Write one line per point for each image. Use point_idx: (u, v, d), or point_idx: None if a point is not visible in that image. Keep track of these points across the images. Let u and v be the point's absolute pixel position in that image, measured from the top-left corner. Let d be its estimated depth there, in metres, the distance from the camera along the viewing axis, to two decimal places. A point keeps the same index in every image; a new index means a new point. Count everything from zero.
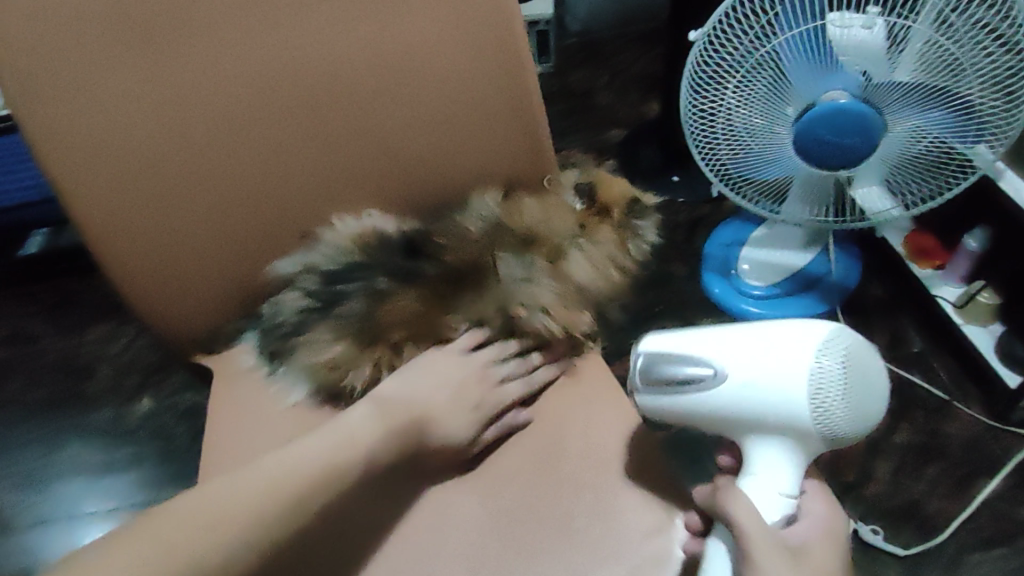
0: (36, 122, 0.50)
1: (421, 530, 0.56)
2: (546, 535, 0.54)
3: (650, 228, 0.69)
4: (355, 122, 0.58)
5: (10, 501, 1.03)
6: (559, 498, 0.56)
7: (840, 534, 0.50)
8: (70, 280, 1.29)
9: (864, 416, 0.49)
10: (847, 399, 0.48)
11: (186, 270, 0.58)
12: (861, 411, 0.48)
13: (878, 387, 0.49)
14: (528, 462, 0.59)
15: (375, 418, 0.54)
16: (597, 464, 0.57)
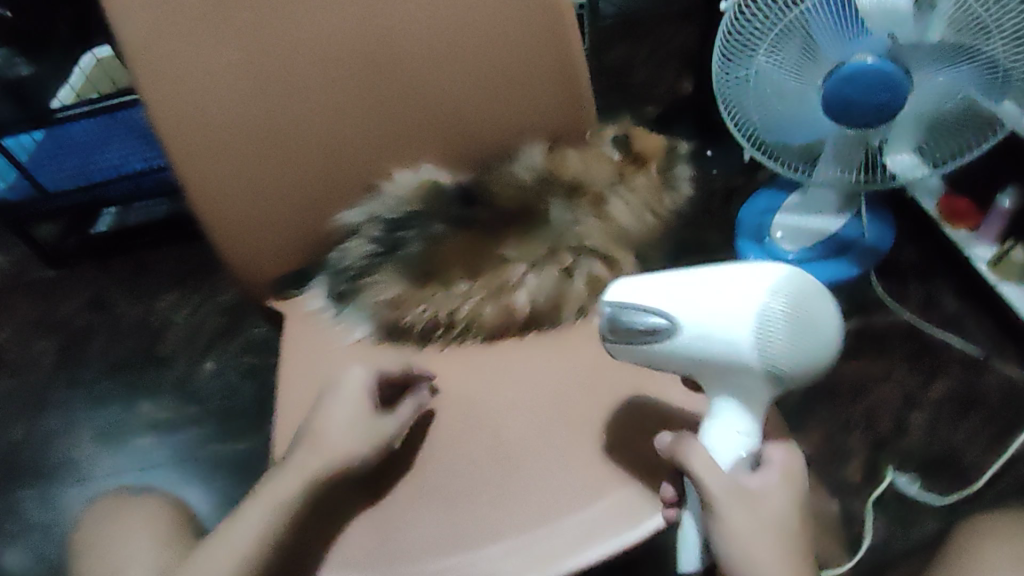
0: (140, 84, 0.56)
1: (474, 445, 0.61)
2: (597, 451, 0.58)
3: (681, 181, 0.76)
4: (414, 80, 0.63)
5: (91, 449, 1.12)
6: (607, 415, 0.60)
7: (798, 472, 0.53)
8: (145, 253, 1.41)
9: (810, 357, 0.50)
10: (792, 341, 0.49)
11: (263, 219, 0.65)
12: (807, 353, 0.50)
13: (827, 328, 0.50)
14: (576, 385, 0.62)
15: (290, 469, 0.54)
16: (642, 383, 0.62)
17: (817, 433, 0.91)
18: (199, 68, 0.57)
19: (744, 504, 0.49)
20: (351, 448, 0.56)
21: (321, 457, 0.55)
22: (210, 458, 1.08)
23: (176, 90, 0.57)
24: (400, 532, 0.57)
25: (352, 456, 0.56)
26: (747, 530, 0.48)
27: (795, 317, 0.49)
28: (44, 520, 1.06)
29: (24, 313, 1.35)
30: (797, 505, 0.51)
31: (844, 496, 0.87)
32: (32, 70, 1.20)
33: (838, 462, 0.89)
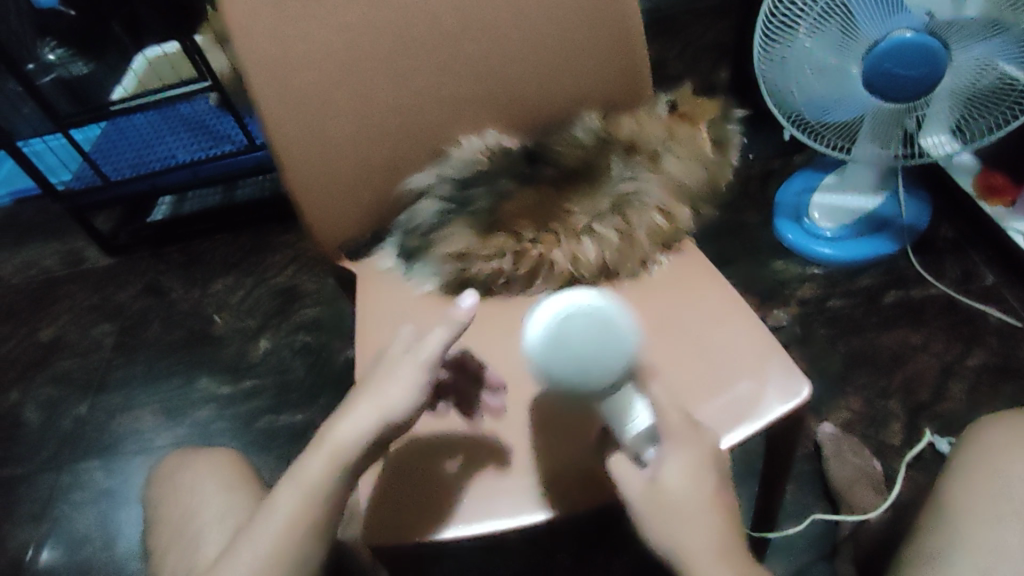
0: (238, 54, 0.61)
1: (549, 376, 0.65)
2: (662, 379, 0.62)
3: (735, 136, 0.76)
4: (481, 49, 0.67)
5: (152, 422, 1.17)
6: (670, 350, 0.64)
7: (703, 474, 0.48)
8: (196, 242, 1.47)
9: (586, 360, 0.47)
10: (587, 350, 0.47)
11: (341, 183, 0.70)
12: (580, 357, 0.47)
13: (603, 333, 0.48)
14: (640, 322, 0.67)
15: (320, 451, 0.51)
16: (702, 318, 0.66)
17: (857, 398, 0.98)
18: (287, 39, 0.61)
19: (651, 497, 0.48)
20: (399, 390, 0.51)
21: (365, 400, 0.51)
22: (265, 430, 1.12)
23: (267, 59, 0.61)
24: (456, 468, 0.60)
25: (397, 406, 0.51)
26: (666, 521, 0.47)
27: (594, 329, 0.48)
28: (110, 486, 1.11)
29: (82, 299, 1.40)
30: (699, 458, 0.49)
31: (885, 457, 0.92)
32: (89, 69, 1.29)
33: (879, 426, 0.95)
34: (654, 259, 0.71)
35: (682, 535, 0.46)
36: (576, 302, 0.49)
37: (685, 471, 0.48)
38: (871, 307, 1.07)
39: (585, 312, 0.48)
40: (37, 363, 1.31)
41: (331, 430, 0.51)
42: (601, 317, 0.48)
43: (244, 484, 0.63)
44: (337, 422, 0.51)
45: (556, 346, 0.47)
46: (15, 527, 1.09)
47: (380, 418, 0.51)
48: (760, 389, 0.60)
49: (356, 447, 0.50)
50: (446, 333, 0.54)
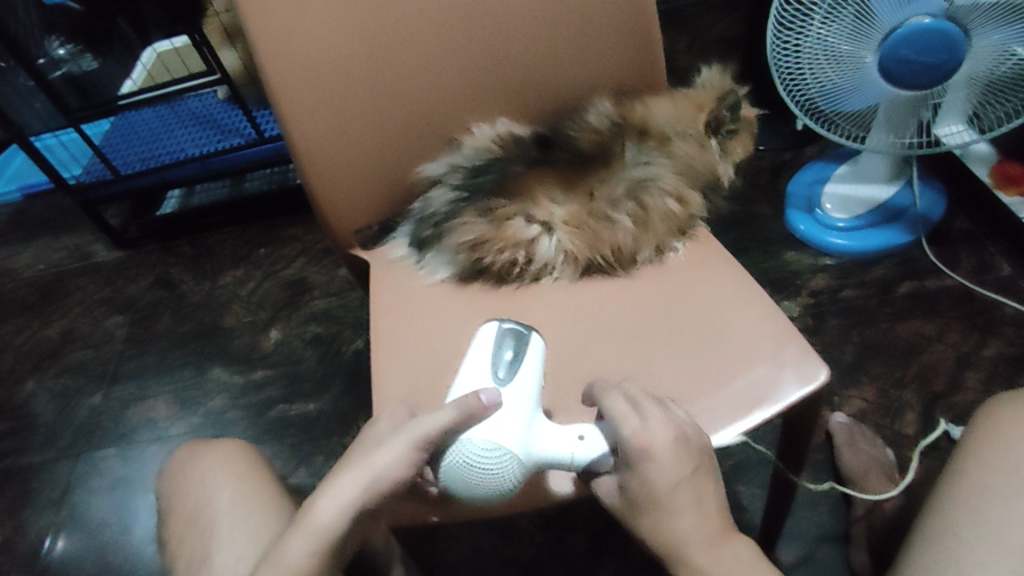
0: (252, 42, 0.61)
1: (564, 361, 0.64)
2: (677, 364, 0.62)
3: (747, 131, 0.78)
4: (494, 36, 0.66)
5: (166, 412, 1.18)
6: (680, 337, 0.63)
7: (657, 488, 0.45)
8: (206, 235, 1.47)
9: (483, 476, 0.48)
10: (485, 479, 0.48)
11: (356, 171, 0.70)
12: (477, 478, 0.48)
13: (478, 445, 0.48)
14: (651, 309, 0.66)
15: (299, 525, 0.45)
16: (715, 304, 0.65)
17: (871, 388, 0.98)
18: (301, 24, 0.60)
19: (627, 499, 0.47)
20: (389, 462, 0.46)
21: (350, 471, 0.46)
22: (278, 419, 1.13)
23: (282, 46, 0.61)
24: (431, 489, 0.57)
25: (386, 474, 0.46)
26: (648, 519, 0.46)
27: (478, 468, 0.48)
28: (126, 474, 1.11)
29: (94, 291, 1.41)
30: (661, 472, 0.45)
31: (899, 447, 0.92)
32: (98, 65, 1.29)
33: (894, 416, 0.95)
34: (670, 245, 0.70)
35: (663, 527, 0.45)
36: (446, 450, 0.48)
37: (653, 469, 0.45)
38: (885, 298, 1.06)
39: (459, 457, 0.48)
40: (50, 354, 1.31)
41: (310, 508, 0.45)
42: (477, 457, 0.48)
43: (255, 474, 0.63)
44: (317, 497, 0.46)
45: (461, 490, 0.48)
46: (35, 513, 1.10)
47: (362, 491, 0.45)
48: (777, 372, 0.60)
49: (339, 522, 0.45)
50: (453, 416, 0.48)
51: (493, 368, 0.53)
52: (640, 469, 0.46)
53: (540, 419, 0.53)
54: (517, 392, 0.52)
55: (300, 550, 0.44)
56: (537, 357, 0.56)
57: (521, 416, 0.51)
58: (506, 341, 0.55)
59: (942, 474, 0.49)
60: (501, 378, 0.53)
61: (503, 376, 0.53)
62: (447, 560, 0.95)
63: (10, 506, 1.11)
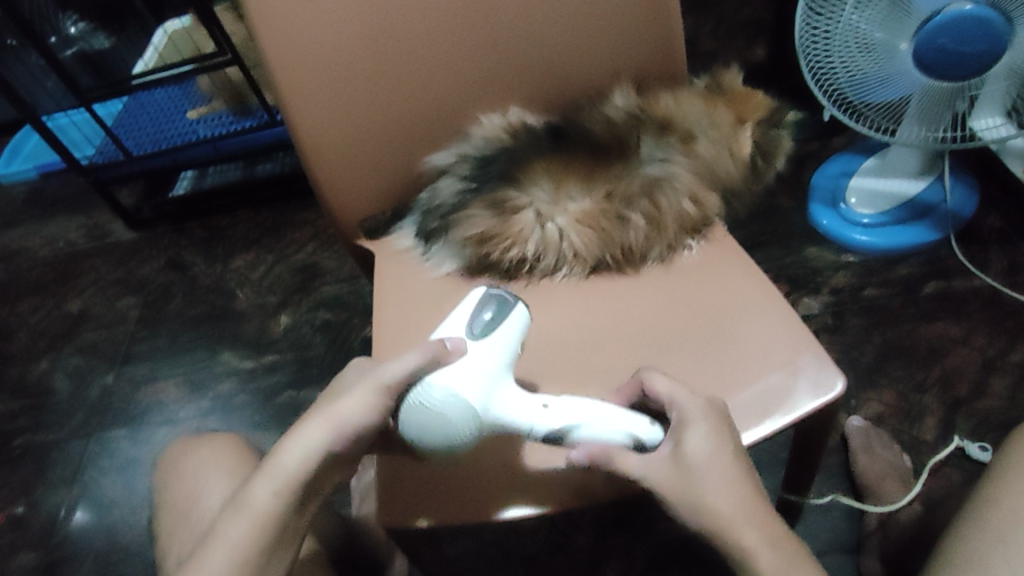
0: (254, 22, 0.58)
1: (569, 360, 0.62)
2: (686, 366, 0.59)
3: (783, 134, 0.73)
4: (507, 20, 0.63)
5: (176, 394, 1.18)
6: (693, 338, 0.61)
7: (725, 459, 0.45)
8: (220, 217, 1.47)
9: (435, 427, 0.48)
10: (437, 430, 0.48)
11: (361, 158, 0.68)
12: (429, 429, 0.48)
13: (437, 394, 0.48)
14: (665, 308, 0.63)
15: (269, 464, 0.46)
16: (733, 309, 0.62)
17: (890, 391, 0.95)
18: (305, 5, 0.58)
19: (680, 476, 0.45)
20: (355, 408, 0.47)
21: (316, 418, 0.47)
22: (286, 405, 1.12)
23: (284, 26, 0.58)
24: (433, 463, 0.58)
25: (353, 418, 0.47)
26: (704, 494, 0.44)
27: (434, 416, 0.48)
28: (135, 455, 1.12)
29: (108, 272, 1.41)
30: (719, 435, 0.46)
31: (917, 453, 0.89)
32: (111, 43, 1.30)
33: (913, 420, 0.92)
34: (683, 243, 0.67)
35: (720, 499, 0.43)
36: (404, 399, 0.48)
37: (697, 434, 0.46)
38: (909, 297, 1.03)
39: (418, 402, 0.48)
40: (64, 334, 1.32)
41: (278, 453, 0.46)
42: (435, 404, 0.48)
43: (244, 466, 0.63)
44: (285, 440, 0.47)
45: (414, 435, 0.48)
46: (47, 491, 1.10)
47: (331, 434, 0.46)
48: (790, 381, 0.57)
49: (308, 462, 0.46)
50: (418, 359, 0.48)
51: (469, 323, 0.52)
52: (693, 439, 0.46)
53: (511, 382, 0.52)
54: (488, 347, 0.51)
55: (268, 489, 0.45)
56: (517, 327, 0.53)
57: (489, 373, 0.50)
58: (488, 304, 0.53)
59: (969, 506, 0.46)
60: (474, 336, 0.51)
61: (477, 333, 0.51)
62: (449, 552, 0.94)
63: (24, 483, 1.12)
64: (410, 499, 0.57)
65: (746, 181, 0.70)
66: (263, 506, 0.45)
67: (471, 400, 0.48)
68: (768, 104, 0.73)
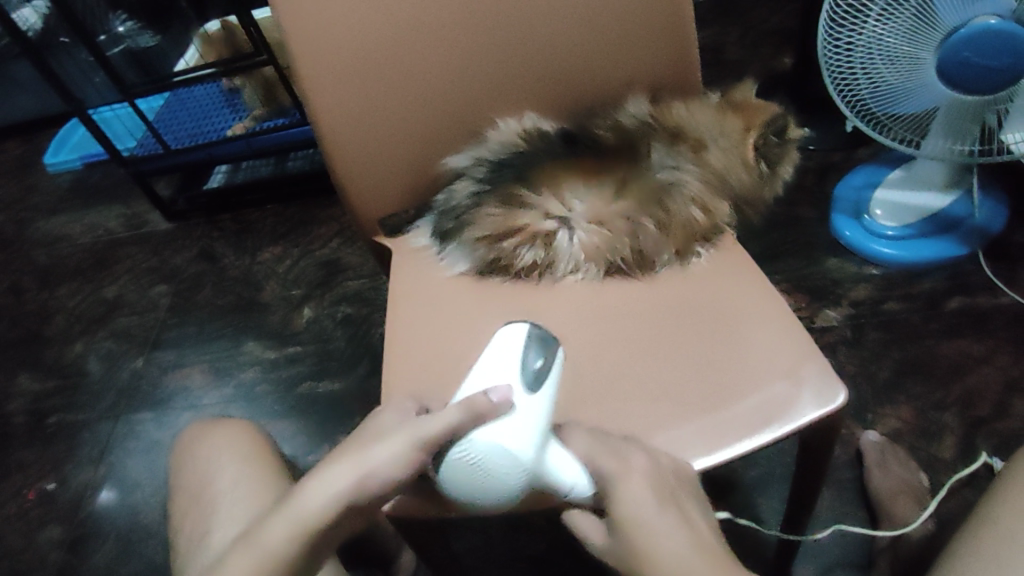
0: (284, 30, 0.62)
1: (575, 361, 0.63)
2: (688, 373, 0.60)
3: (791, 153, 0.72)
4: (525, 30, 0.65)
5: (200, 381, 1.22)
6: (695, 343, 0.62)
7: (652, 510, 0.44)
8: (250, 211, 1.51)
9: (482, 480, 0.47)
10: (481, 483, 0.47)
11: (379, 159, 0.70)
12: (474, 483, 0.47)
13: (481, 446, 0.47)
14: (667, 308, 0.65)
15: (285, 510, 0.47)
16: (735, 313, 0.63)
17: (907, 407, 0.93)
18: (330, 13, 0.61)
19: (614, 533, 0.45)
20: (384, 459, 0.47)
21: (345, 464, 0.47)
22: (305, 396, 1.15)
23: (309, 33, 0.62)
24: None
25: (380, 470, 0.47)
26: (643, 544, 0.43)
27: (484, 475, 0.47)
28: (158, 438, 1.16)
29: (143, 260, 1.47)
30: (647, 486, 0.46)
31: (934, 472, 0.88)
32: (156, 42, 1.36)
33: (930, 438, 0.90)
34: (693, 251, 0.68)
35: (651, 549, 0.42)
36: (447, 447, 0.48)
37: (632, 482, 0.46)
38: (931, 312, 1.01)
39: (464, 452, 0.47)
40: (98, 318, 1.38)
41: (298, 492, 0.47)
42: (479, 455, 0.47)
43: (257, 455, 0.66)
44: (306, 483, 0.47)
45: (455, 489, 0.48)
46: (77, 468, 1.15)
47: (355, 483, 0.47)
48: (792, 389, 0.57)
49: (327, 511, 0.46)
50: (458, 415, 0.47)
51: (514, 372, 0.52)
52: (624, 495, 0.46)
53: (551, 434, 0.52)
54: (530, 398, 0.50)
55: (282, 534, 0.46)
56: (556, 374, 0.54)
57: (534, 423, 0.49)
58: (535, 349, 0.54)
59: (975, 512, 0.45)
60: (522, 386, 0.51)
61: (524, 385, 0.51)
62: (456, 549, 0.95)
63: (55, 460, 1.18)
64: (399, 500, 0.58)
65: (760, 189, 0.70)
66: (266, 554, 0.45)
67: (518, 446, 0.47)
68: (779, 116, 0.72)
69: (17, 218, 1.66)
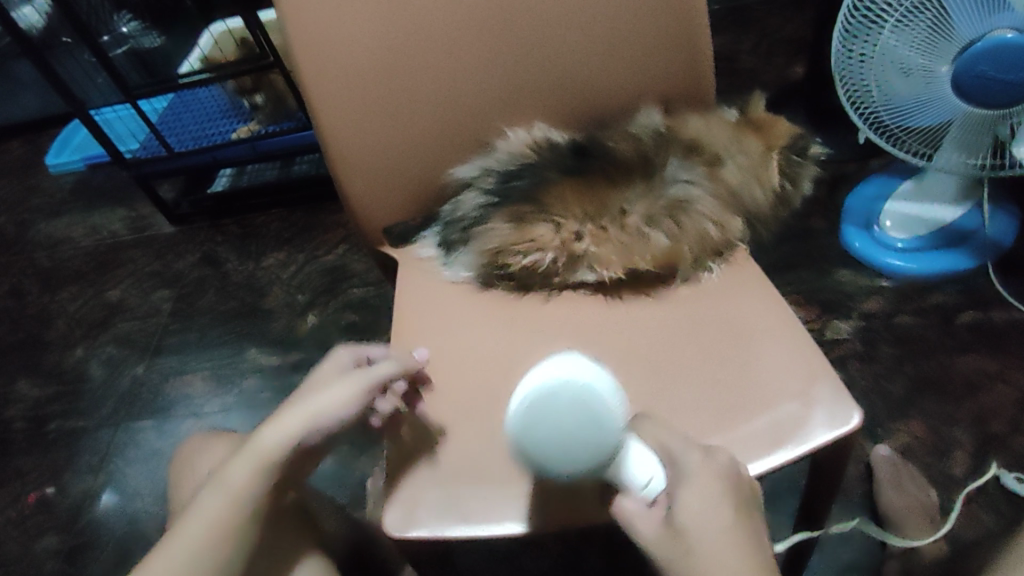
0: (292, 39, 0.61)
1: None
2: (700, 391, 0.59)
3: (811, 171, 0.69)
4: (536, 42, 0.64)
5: (202, 388, 1.21)
6: (708, 361, 0.60)
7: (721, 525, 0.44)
8: (255, 215, 1.50)
9: (570, 438, 0.44)
10: (569, 440, 0.44)
11: (385, 169, 0.69)
12: (565, 442, 0.44)
13: (563, 399, 0.44)
14: (682, 324, 0.63)
15: (249, 454, 0.53)
16: (751, 333, 0.61)
17: (919, 423, 0.92)
18: (339, 23, 0.60)
19: (666, 538, 0.45)
20: (331, 403, 0.55)
21: (298, 408, 0.55)
22: None
23: (317, 42, 0.61)
24: (447, 478, 0.58)
25: (331, 414, 0.54)
26: (700, 552, 0.44)
27: (576, 422, 0.44)
28: (159, 446, 1.15)
29: (145, 265, 1.46)
30: (716, 492, 0.45)
31: (946, 489, 0.86)
32: (161, 41, 1.35)
33: (941, 455, 0.89)
34: (704, 266, 0.66)
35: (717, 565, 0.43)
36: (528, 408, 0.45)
37: (696, 492, 0.45)
38: (944, 327, 1.00)
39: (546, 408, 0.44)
40: (101, 323, 1.37)
41: (259, 434, 0.54)
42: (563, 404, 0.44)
43: None
44: (265, 429, 0.54)
45: (548, 451, 0.44)
46: (77, 475, 1.14)
47: (308, 426, 0.54)
48: (806, 411, 0.56)
49: (284, 449, 0.53)
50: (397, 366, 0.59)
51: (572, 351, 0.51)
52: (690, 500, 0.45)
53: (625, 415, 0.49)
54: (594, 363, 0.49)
55: (247, 469, 0.52)
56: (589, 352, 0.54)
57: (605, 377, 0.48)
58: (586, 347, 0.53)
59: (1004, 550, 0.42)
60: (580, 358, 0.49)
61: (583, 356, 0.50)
62: (461, 563, 0.94)
63: (54, 467, 1.17)
64: (412, 503, 0.57)
65: (777, 206, 0.68)
66: (235, 491, 0.52)
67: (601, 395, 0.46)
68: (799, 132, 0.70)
69: (19, 220, 1.65)
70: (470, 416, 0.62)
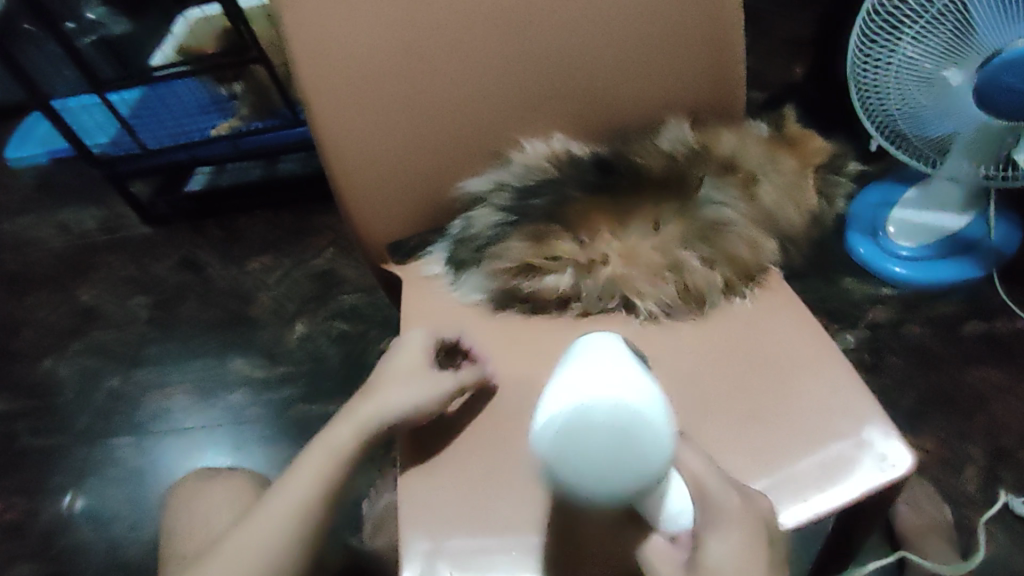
0: (292, 43, 0.56)
1: None
2: (739, 427, 0.56)
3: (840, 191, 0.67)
4: (554, 50, 0.61)
5: (184, 402, 1.15)
6: (746, 395, 0.57)
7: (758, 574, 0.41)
8: (237, 216, 1.43)
9: (604, 475, 0.39)
10: (603, 473, 0.39)
11: (393, 183, 0.64)
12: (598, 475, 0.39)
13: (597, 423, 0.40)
14: (715, 352, 0.60)
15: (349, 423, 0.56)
16: (789, 365, 0.59)
17: (930, 437, 0.91)
18: (346, 29, 0.56)
19: None
20: (418, 396, 0.57)
21: (392, 392, 0.57)
22: (298, 419, 1.09)
23: (321, 48, 0.56)
24: (468, 524, 0.54)
25: (422, 404, 0.56)
26: None
27: (613, 450, 0.39)
28: (140, 465, 1.09)
29: (119, 269, 1.38)
30: (752, 538, 0.42)
31: (959, 507, 0.86)
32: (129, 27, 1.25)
33: (953, 470, 0.88)
34: (737, 291, 0.63)
35: None
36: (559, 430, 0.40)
37: (730, 540, 0.42)
38: (951, 338, 0.99)
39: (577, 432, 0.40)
40: (73, 331, 1.30)
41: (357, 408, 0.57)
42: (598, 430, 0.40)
43: None
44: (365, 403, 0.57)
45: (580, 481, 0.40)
46: (50, 498, 1.08)
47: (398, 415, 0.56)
48: (850, 451, 0.54)
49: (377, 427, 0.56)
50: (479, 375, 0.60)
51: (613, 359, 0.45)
52: (723, 544, 0.41)
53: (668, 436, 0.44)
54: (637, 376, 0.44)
55: (347, 434, 0.56)
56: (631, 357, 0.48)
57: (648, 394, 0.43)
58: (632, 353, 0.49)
59: None
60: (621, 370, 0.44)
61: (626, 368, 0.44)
62: None
63: (25, 489, 1.10)
64: (431, 550, 0.54)
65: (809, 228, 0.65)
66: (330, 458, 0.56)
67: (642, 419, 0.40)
68: (830, 151, 0.68)
69: None
70: (492, 456, 0.58)
